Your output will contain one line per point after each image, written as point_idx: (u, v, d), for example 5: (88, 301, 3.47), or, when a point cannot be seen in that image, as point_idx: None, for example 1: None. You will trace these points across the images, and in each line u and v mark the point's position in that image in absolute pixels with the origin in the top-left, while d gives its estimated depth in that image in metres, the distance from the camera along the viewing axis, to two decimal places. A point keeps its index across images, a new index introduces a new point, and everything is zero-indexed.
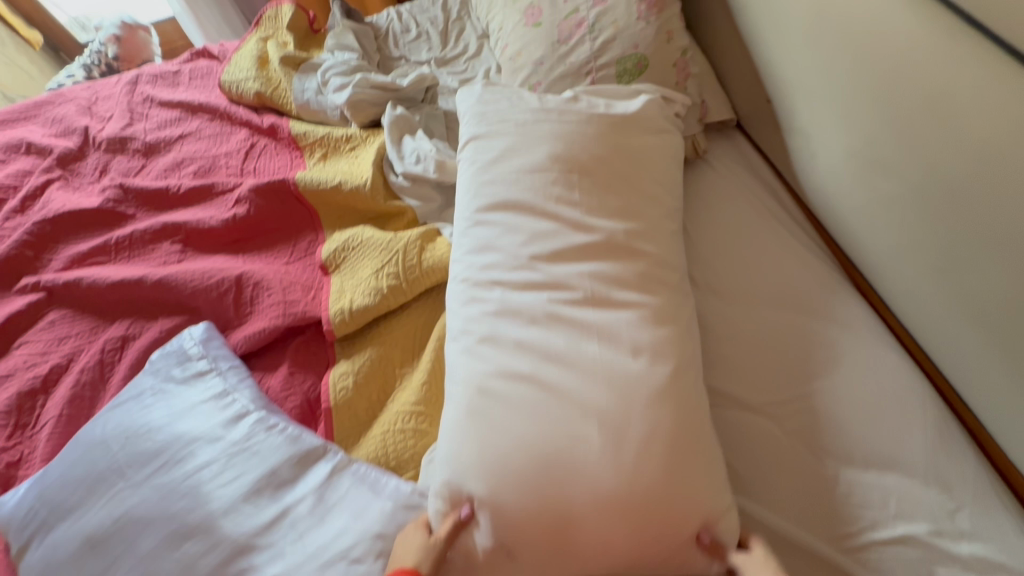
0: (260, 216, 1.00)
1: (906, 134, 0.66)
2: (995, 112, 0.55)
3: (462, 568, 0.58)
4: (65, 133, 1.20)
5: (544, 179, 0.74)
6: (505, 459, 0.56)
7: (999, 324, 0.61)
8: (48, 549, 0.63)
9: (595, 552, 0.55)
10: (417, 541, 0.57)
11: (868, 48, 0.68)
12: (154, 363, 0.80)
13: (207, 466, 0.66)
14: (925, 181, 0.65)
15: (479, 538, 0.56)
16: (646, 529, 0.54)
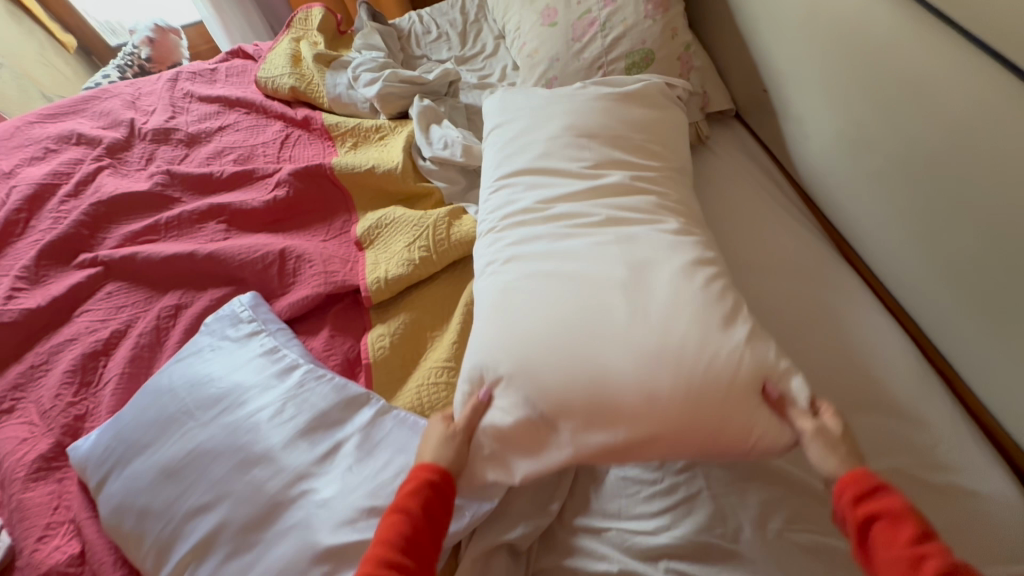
0: (299, 198, 1.09)
1: (886, 114, 0.75)
2: (960, 89, 0.63)
3: (507, 447, 0.63)
4: (112, 125, 1.30)
5: (557, 142, 0.84)
6: (537, 336, 0.63)
7: (969, 277, 0.70)
8: (127, 479, 0.71)
9: (646, 410, 0.58)
10: (438, 429, 0.65)
11: (852, 39, 0.77)
12: (210, 325, 0.88)
13: (267, 408, 0.74)
14: (904, 154, 0.74)
15: (515, 411, 0.62)
16: (696, 387, 0.58)
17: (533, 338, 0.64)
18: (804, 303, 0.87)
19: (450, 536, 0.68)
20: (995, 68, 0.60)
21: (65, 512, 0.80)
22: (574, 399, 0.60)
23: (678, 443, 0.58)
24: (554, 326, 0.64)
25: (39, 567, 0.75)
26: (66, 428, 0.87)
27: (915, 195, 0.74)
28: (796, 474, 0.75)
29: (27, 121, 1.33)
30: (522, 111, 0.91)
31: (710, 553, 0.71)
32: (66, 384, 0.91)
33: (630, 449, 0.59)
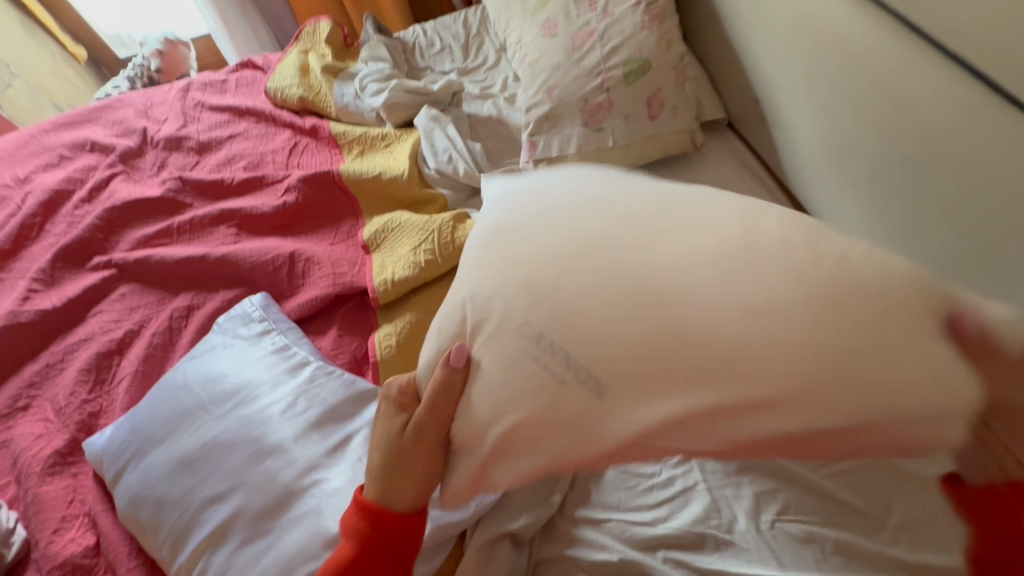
0: (307, 204, 1.12)
1: (869, 120, 0.79)
2: (938, 96, 0.67)
3: (548, 422, 0.50)
4: (125, 133, 1.34)
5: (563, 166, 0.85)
6: (559, 284, 0.52)
7: None
8: (145, 470, 0.74)
9: (759, 364, 0.46)
10: (385, 421, 0.61)
11: (835, 49, 0.82)
12: (222, 324, 0.91)
13: (279, 402, 0.77)
14: (888, 158, 0.77)
15: (486, 387, 0.54)
16: (854, 336, 0.45)
17: (588, 298, 0.52)
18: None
19: (456, 524, 0.71)
20: (967, 77, 0.64)
21: (80, 505, 0.83)
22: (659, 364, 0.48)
23: (821, 417, 0.45)
24: (616, 284, 0.51)
25: (55, 558, 0.77)
26: (81, 424, 0.90)
27: (897, 198, 0.78)
28: (790, 468, 0.77)
29: (42, 129, 1.36)
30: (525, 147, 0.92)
31: (705, 542, 0.74)
32: (80, 382, 0.94)
33: (760, 415, 0.46)
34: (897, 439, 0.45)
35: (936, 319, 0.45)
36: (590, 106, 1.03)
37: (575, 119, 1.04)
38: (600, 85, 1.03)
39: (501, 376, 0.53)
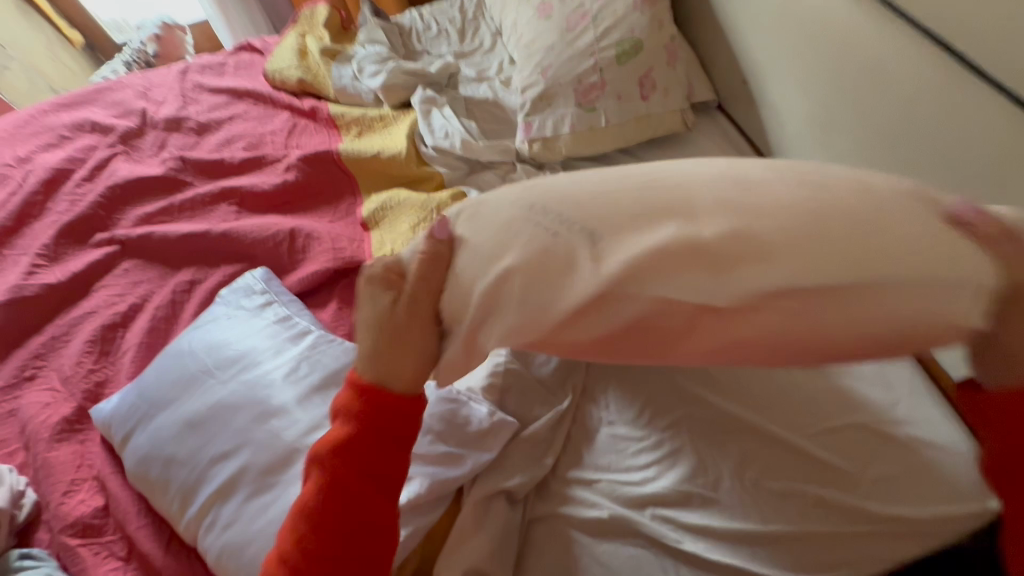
0: (307, 182, 1.14)
1: (851, 97, 0.82)
2: (914, 71, 0.71)
3: (540, 283, 0.46)
4: (125, 114, 1.35)
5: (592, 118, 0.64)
6: (566, 179, 0.51)
7: None
8: (153, 432, 0.77)
9: (762, 226, 0.43)
10: (373, 297, 0.54)
11: (819, 29, 0.85)
12: (225, 296, 0.93)
13: (282, 367, 0.79)
14: (868, 133, 0.81)
15: (484, 257, 0.49)
16: (862, 217, 0.42)
17: (608, 224, 0.46)
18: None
19: (453, 480, 0.75)
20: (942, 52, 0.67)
21: (88, 469, 0.85)
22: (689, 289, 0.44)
23: (829, 270, 0.41)
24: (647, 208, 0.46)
25: (65, 518, 0.80)
26: (87, 393, 0.92)
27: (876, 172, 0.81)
28: (774, 430, 0.80)
29: (41, 110, 1.38)
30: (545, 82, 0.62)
31: (692, 500, 0.77)
32: (86, 352, 0.96)
33: (756, 283, 0.42)
34: (901, 330, 0.42)
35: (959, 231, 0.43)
36: (583, 85, 1.06)
37: (569, 98, 1.07)
38: (594, 64, 1.05)
39: (512, 308, 0.48)
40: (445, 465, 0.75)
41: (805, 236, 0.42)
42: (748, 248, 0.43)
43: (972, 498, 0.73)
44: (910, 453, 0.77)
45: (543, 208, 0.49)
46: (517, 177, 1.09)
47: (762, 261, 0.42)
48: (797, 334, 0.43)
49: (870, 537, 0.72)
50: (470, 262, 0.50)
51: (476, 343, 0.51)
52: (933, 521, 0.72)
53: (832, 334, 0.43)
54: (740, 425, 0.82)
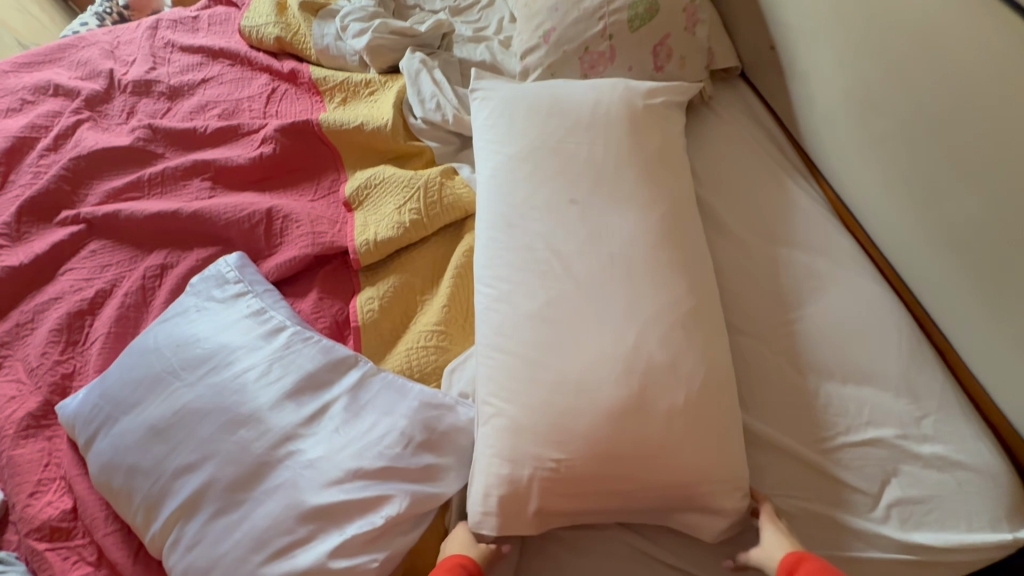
0: (285, 156, 1.05)
1: (913, 80, 0.72)
2: (991, 57, 0.62)
3: (545, 199, 0.78)
4: (91, 76, 1.24)
5: (601, 106, 0.85)
6: (592, 158, 0.80)
7: (981, 238, 0.68)
8: (116, 436, 0.71)
9: (670, 255, 0.73)
10: (467, 538, 0.65)
11: (892, 13, 0.73)
12: (195, 285, 0.85)
13: (253, 368, 0.72)
14: (930, 119, 0.71)
15: (519, 191, 0.80)
16: (697, 307, 0.70)
17: (603, 163, 0.79)
18: (785, 267, 0.85)
19: (438, 495, 0.67)
20: None
21: (56, 469, 0.80)
22: (649, 103, 0.86)
23: (672, 275, 0.72)
24: (615, 171, 0.79)
25: (32, 521, 0.75)
26: (54, 386, 0.86)
27: (923, 164, 0.74)
28: (784, 441, 0.73)
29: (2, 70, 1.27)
30: (509, 113, 0.87)
31: None
32: (52, 342, 0.89)
33: (641, 239, 0.74)
34: (688, 348, 0.67)
35: (723, 358, 0.69)
36: (590, 55, 0.95)
37: (574, 69, 0.96)
38: (602, 30, 0.93)
39: (532, 200, 0.79)
40: (423, 479, 0.67)
41: (677, 264, 0.73)
42: (672, 216, 0.77)
43: (1001, 527, 0.66)
44: (930, 473, 0.69)
45: (579, 161, 0.80)
46: (445, 119, 1.02)
47: (668, 246, 0.74)
48: (655, 262, 0.72)
49: (882, 560, 0.67)
50: (523, 148, 0.83)
51: (508, 205, 0.80)
52: (953, 551, 0.66)
53: (663, 270, 0.72)
54: (753, 439, 0.74)
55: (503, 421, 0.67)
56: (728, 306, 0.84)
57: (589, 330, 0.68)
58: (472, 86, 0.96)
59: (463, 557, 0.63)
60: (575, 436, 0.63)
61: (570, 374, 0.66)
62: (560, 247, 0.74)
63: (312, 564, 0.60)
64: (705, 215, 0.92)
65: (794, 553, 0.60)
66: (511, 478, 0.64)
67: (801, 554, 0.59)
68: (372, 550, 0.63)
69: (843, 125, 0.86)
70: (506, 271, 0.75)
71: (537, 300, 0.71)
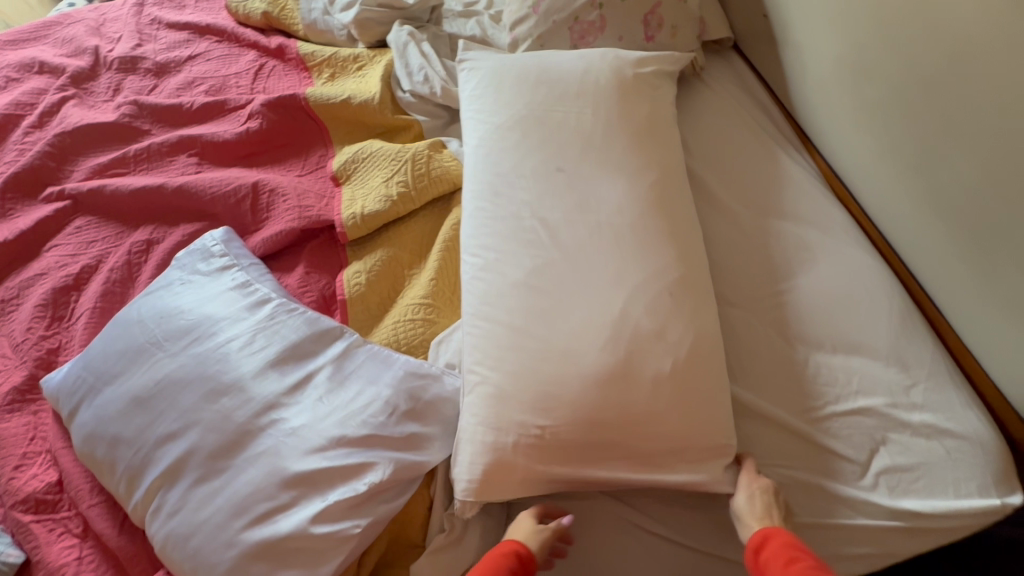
0: (272, 131, 1.03)
1: (904, 43, 0.71)
2: (979, 16, 0.62)
3: (532, 169, 0.77)
4: (76, 53, 1.22)
5: (590, 74, 0.83)
6: (581, 126, 0.79)
7: (970, 203, 0.68)
8: (99, 407, 0.71)
9: (660, 224, 0.72)
10: (530, 525, 0.64)
11: None
12: (180, 258, 0.84)
13: (237, 339, 0.72)
14: (920, 82, 0.70)
15: (506, 161, 0.79)
16: (687, 277, 0.69)
17: (593, 132, 0.78)
18: (776, 239, 0.84)
19: (423, 464, 0.67)
20: None
21: (42, 442, 0.80)
22: (639, 72, 0.85)
23: (662, 245, 0.70)
24: (605, 140, 0.77)
25: (17, 494, 0.75)
26: (39, 361, 0.86)
27: (914, 128, 0.73)
28: (774, 412, 0.73)
29: None
30: (497, 83, 0.86)
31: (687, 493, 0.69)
32: (37, 318, 0.89)
33: (630, 207, 0.73)
34: (677, 316, 0.66)
35: (713, 327, 0.69)
36: (580, 25, 0.93)
37: (564, 40, 0.95)
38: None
39: (518, 170, 0.77)
40: (408, 447, 0.67)
41: (666, 233, 0.72)
42: (661, 187, 0.75)
43: (992, 494, 0.66)
44: (919, 441, 0.69)
45: (568, 130, 0.79)
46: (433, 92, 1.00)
47: (658, 216, 0.73)
48: (645, 230, 0.71)
49: (875, 528, 0.67)
50: (511, 118, 0.82)
51: (494, 175, 0.79)
52: (944, 518, 0.65)
53: (652, 239, 0.71)
54: (741, 407, 0.74)
55: (489, 389, 0.66)
56: (719, 278, 0.83)
57: (577, 299, 0.67)
58: (459, 58, 0.95)
59: (518, 544, 0.61)
60: (561, 404, 0.63)
61: (557, 341, 0.65)
62: (547, 216, 0.73)
63: (295, 529, 0.60)
64: (697, 187, 0.91)
65: (762, 530, 0.60)
66: (495, 446, 0.64)
67: (769, 531, 0.59)
68: (355, 517, 0.62)
69: (835, 91, 0.85)
70: (493, 241, 0.74)
71: (524, 269, 0.70)
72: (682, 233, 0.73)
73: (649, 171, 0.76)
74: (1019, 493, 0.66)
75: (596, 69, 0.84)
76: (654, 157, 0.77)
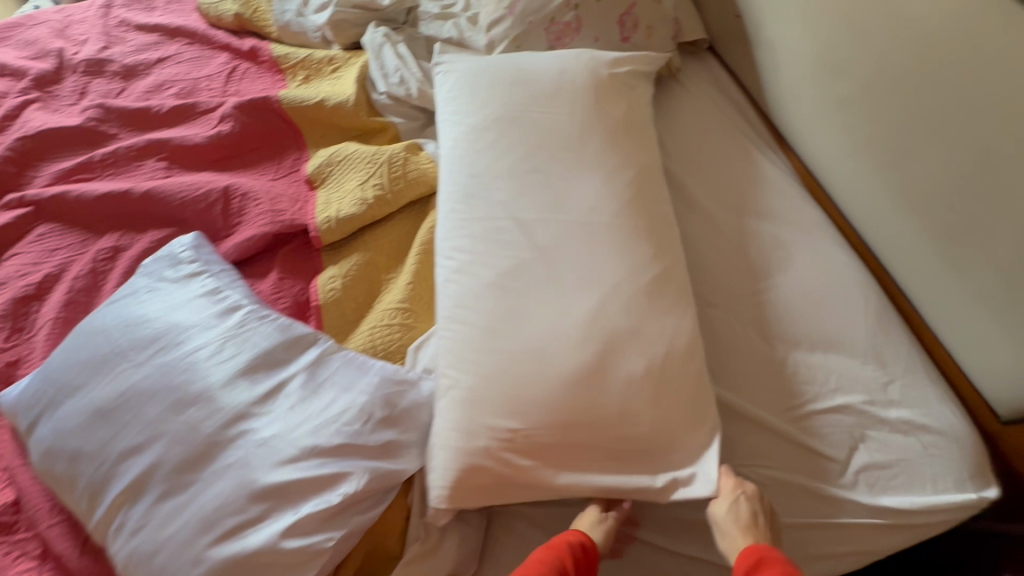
0: (244, 134, 1.01)
1: (873, 42, 0.72)
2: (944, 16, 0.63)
3: (507, 169, 0.76)
4: (40, 56, 1.18)
5: (567, 75, 0.83)
6: (557, 127, 0.78)
7: (939, 199, 0.68)
8: (59, 422, 0.68)
9: (637, 224, 0.72)
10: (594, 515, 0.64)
11: None
12: (147, 265, 0.81)
13: (205, 347, 0.69)
14: (890, 81, 0.71)
15: (481, 162, 0.78)
16: (664, 277, 0.69)
17: (569, 132, 0.78)
18: (753, 238, 0.84)
19: (399, 472, 0.65)
20: None
21: None
22: (615, 72, 0.85)
23: (638, 245, 0.70)
24: (581, 141, 0.77)
25: None
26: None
27: (884, 126, 0.74)
28: (755, 411, 0.72)
29: None
30: (473, 84, 0.85)
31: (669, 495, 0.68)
32: None
33: (606, 207, 0.72)
34: (654, 316, 0.66)
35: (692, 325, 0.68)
36: (556, 26, 0.93)
37: (540, 41, 0.94)
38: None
39: (493, 171, 0.76)
40: (383, 455, 0.65)
41: (642, 233, 0.71)
42: (637, 186, 0.75)
43: (968, 488, 0.66)
44: (897, 437, 0.69)
45: (543, 131, 0.78)
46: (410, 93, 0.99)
47: (635, 217, 0.72)
48: (621, 230, 0.70)
49: (856, 526, 0.67)
50: (486, 119, 0.81)
51: (470, 176, 0.77)
52: (922, 513, 0.66)
53: (629, 238, 0.70)
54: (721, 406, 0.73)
55: (462, 392, 0.64)
56: (697, 279, 0.82)
57: (553, 300, 0.66)
58: (435, 62, 0.94)
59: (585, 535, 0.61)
60: (535, 407, 0.61)
61: (532, 342, 0.64)
62: (522, 216, 0.72)
63: (265, 544, 0.58)
64: (675, 187, 0.91)
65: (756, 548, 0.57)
66: (468, 451, 0.62)
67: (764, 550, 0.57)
68: (328, 529, 0.60)
69: (808, 91, 0.86)
70: (467, 242, 0.73)
71: (499, 270, 0.69)
72: (659, 233, 0.73)
73: (625, 171, 0.76)
74: (994, 487, 0.67)
75: (570, 70, 0.83)
76: (630, 157, 0.77)
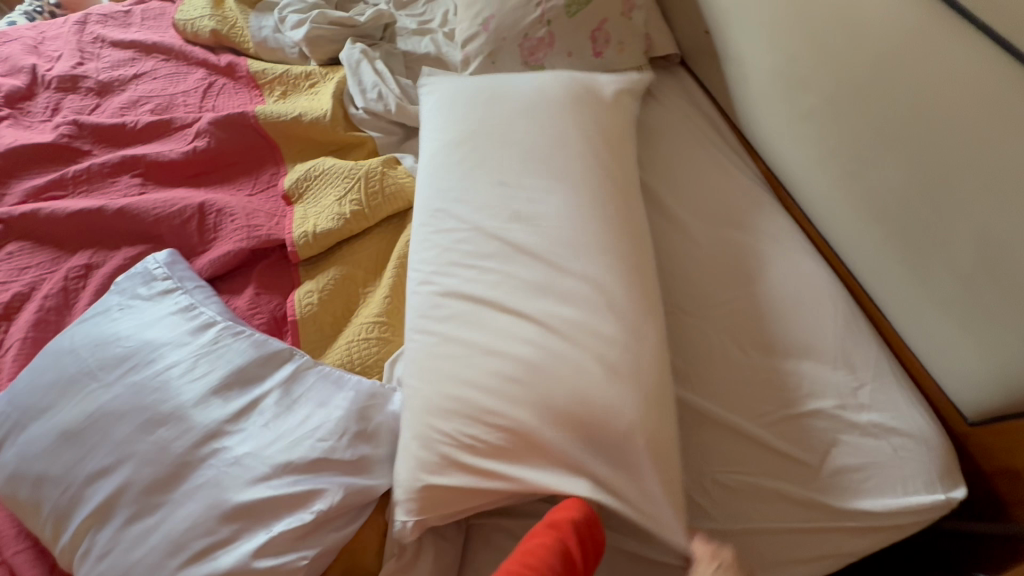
0: (221, 150, 1.01)
1: (834, 57, 0.75)
2: (898, 34, 0.66)
3: (477, 183, 0.77)
4: (11, 72, 1.17)
5: (545, 93, 0.84)
6: (531, 142, 0.79)
7: (901, 206, 0.71)
8: (24, 445, 0.66)
9: (603, 235, 0.72)
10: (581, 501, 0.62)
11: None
12: (119, 283, 0.80)
13: (177, 365, 0.68)
14: (850, 94, 0.74)
15: (456, 176, 0.79)
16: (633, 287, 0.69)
17: (542, 147, 0.79)
18: (722, 245, 0.86)
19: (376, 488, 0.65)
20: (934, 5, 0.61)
21: None
22: (593, 88, 0.87)
23: (604, 255, 0.70)
24: (554, 156, 0.78)
25: None
26: None
27: (846, 137, 0.76)
28: (731, 418, 0.73)
29: None
30: (455, 100, 0.87)
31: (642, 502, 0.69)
32: None
33: (572, 219, 0.72)
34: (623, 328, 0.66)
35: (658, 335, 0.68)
36: (530, 41, 0.95)
37: (515, 57, 0.96)
38: (540, 16, 0.94)
39: (466, 185, 0.77)
40: (359, 471, 0.65)
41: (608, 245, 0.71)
42: (605, 198, 0.75)
43: (937, 489, 0.68)
44: (868, 440, 0.70)
45: (518, 145, 0.79)
46: (386, 107, 1.00)
47: (601, 229, 0.72)
48: (586, 241, 0.71)
49: (831, 529, 0.68)
50: (464, 133, 0.82)
51: (445, 189, 0.78)
52: (894, 515, 0.67)
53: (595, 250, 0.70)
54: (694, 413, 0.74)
55: (426, 402, 0.65)
56: (671, 287, 0.84)
57: (517, 310, 0.66)
58: (419, 82, 0.95)
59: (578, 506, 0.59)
60: (493, 417, 0.61)
61: (498, 351, 0.64)
62: (490, 228, 0.73)
63: (237, 565, 0.57)
64: (647, 197, 0.93)
65: None
66: (426, 459, 0.62)
67: None
68: (302, 548, 0.59)
69: (775, 104, 0.88)
70: (438, 254, 0.74)
71: (468, 282, 0.70)
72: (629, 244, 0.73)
73: (594, 183, 0.76)
74: (962, 487, 0.68)
75: (549, 88, 0.86)
76: (601, 170, 0.78)
